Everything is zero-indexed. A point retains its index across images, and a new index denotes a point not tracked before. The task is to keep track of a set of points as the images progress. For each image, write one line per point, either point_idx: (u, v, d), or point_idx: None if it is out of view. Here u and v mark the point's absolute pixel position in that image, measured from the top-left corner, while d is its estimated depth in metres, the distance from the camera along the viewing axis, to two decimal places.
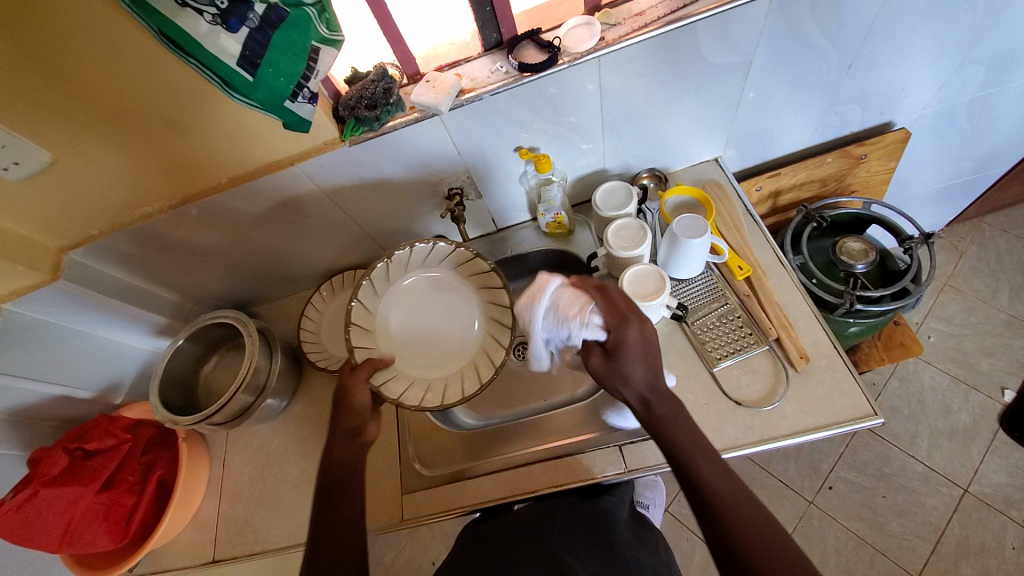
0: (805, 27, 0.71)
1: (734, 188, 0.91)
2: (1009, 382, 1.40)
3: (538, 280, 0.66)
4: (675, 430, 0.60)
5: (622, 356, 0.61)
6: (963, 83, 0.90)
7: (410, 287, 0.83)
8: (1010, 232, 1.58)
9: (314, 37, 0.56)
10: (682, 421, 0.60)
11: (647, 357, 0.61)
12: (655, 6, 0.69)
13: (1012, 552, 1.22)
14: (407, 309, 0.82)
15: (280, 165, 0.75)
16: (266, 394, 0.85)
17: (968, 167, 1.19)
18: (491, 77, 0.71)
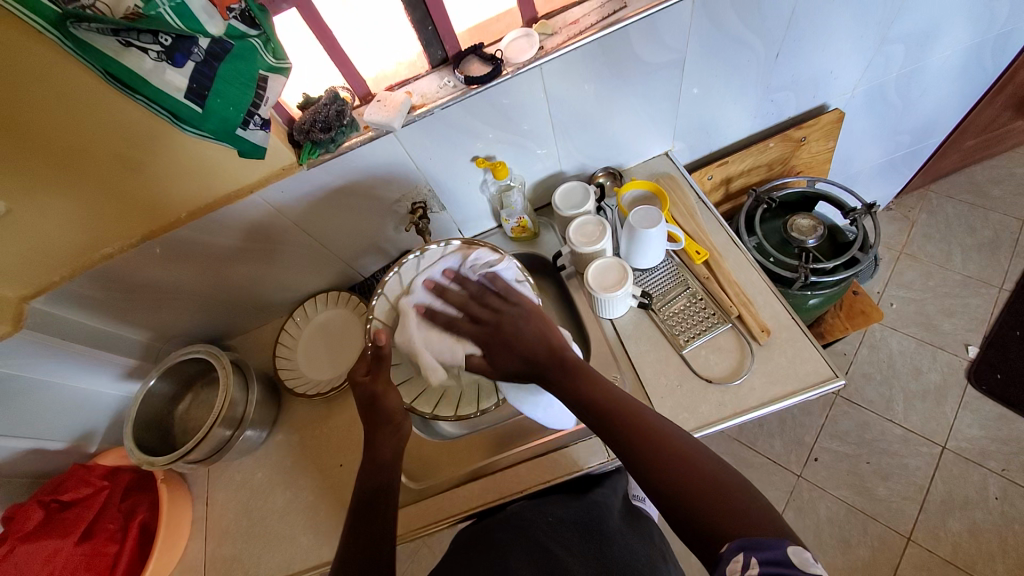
0: (730, 23, 0.76)
1: (685, 178, 0.95)
2: (970, 339, 1.47)
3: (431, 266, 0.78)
4: (587, 390, 0.63)
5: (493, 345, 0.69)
6: (886, 62, 0.96)
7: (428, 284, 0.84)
8: (956, 198, 1.67)
9: (261, 66, 0.58)
10: (591, 381, 0.64)
11: (531, 336, 0.68)
12: (587, 15, 0.73)
13: (995, 502, 1.26)
14: None
15: (240, 195, 0.76)
16: (245, 426, 0.85)
17: (906, 140, 1.26)
18: (440, 91, 0.74)
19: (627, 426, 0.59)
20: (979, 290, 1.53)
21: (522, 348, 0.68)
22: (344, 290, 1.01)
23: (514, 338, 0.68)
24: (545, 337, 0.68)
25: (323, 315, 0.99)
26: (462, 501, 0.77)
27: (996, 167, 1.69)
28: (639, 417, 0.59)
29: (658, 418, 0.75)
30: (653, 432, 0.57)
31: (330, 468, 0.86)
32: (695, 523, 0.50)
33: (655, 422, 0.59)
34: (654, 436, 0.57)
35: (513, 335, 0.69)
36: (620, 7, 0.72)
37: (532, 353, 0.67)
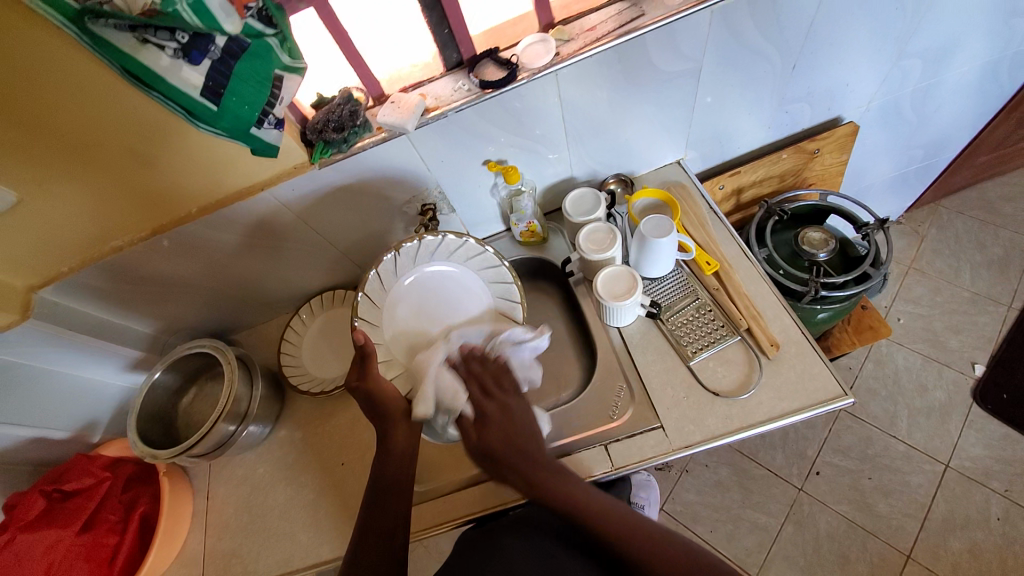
0: (747, 34, 0.75)
1: (697, 188, 0.94)
2: (978, 357, 1.45)
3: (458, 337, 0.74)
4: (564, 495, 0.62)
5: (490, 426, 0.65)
6: (903, 77, 0.95)
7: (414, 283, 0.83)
8: (967, 214, 1.66)
9: (277, 66, 0.58)
10: (567, 483, 0.63)
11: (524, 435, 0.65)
12: (605, 22, 0.73)
13: (998, 523, 1.25)
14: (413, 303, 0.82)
15: (251, 191, 0.76)
16: (248, 421, 0.85)
17: (919, 155, 1.25)
18: (454, 94, 0.73)
19: (620, 538, 0.60)
20: (987, 308, 1.51)
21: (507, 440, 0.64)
22: (351, 289, 1.01)
23: (514, 427, 0.65)
24: (519, 428, 0.65)
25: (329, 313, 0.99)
26: (463, 505, 0.76)
27: (1009, 184, 1.68)
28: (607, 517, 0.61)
29: (663, 429, 0.74)
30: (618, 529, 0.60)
31: (332, 466, 0.86)
32: None
33: (617, 512, 0.62)
34: (647, 545, 0.59)
35: (510, 423, 0.66)
36: (637, 15, 0.72)
37: (523, 450, 0.64)
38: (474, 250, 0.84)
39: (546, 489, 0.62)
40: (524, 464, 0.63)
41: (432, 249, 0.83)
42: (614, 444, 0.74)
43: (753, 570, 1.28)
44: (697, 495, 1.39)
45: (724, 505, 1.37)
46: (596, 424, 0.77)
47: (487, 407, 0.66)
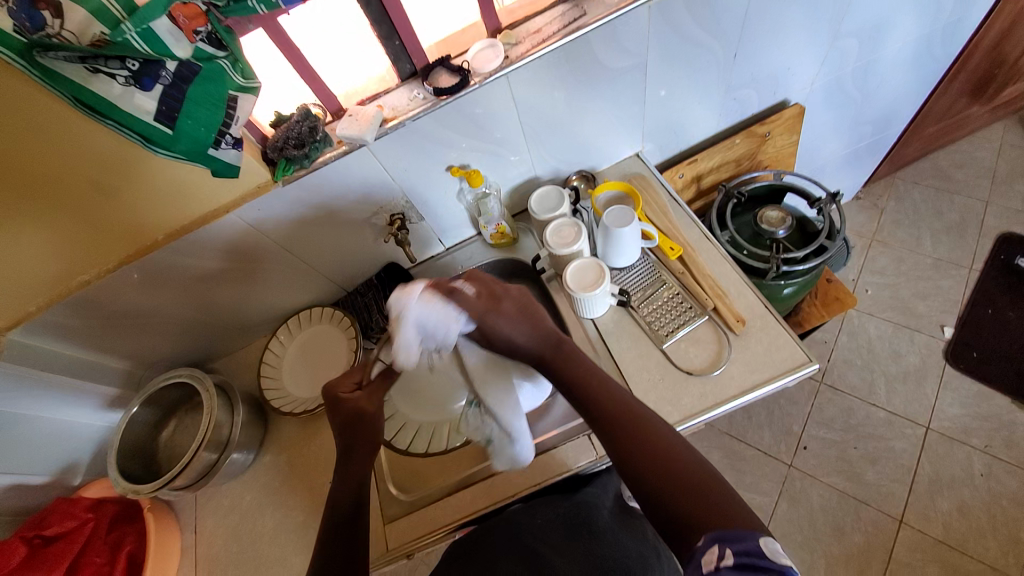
0: (686, 25, 0.79)
1: (656, 177, 0.98)
2: (946, 320, 1.51)
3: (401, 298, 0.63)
4: (591, 385, 0.66)
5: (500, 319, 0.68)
6: (840, 56, 1.00)
7: None
8: (921, 184, 1.73)
9: (231, 87, 0.60)
10: (586, 374, 0.67)
11: (528, 319, 0.69)
12: (549, 24, 0.75)
13: (981, 479, 1.29)
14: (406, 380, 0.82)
15: (215, 215, 0.76)
16: (231, 448, 0.84)
17: (868, 130, 1.31)
18: (410, 104, 0.75)
19: (619, 424, 0.61)
20: (949, 272, 1.57)
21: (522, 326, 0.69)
22: (327, 306, 1.01)
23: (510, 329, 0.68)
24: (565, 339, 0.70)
25: (307, 332, 0.99)
26: (454, 508, 0.77)
27: (958, 153, 1.76)
28: (633, 427, 0.60)
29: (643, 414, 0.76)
30: (652, 431, 0.60)
31: (321, 486, 0.86)
32: (651, 495, 0.55)
33: (656, 429, 0.60)
34: (629, 432, 0.60)
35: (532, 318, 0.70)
36: (580, 15, 0.75)
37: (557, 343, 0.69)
38: None
39: (574, 375, 0.67)
40: (555, 356, 0.69)
41: None
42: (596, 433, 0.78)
43: None
44: None
45: None
46: None
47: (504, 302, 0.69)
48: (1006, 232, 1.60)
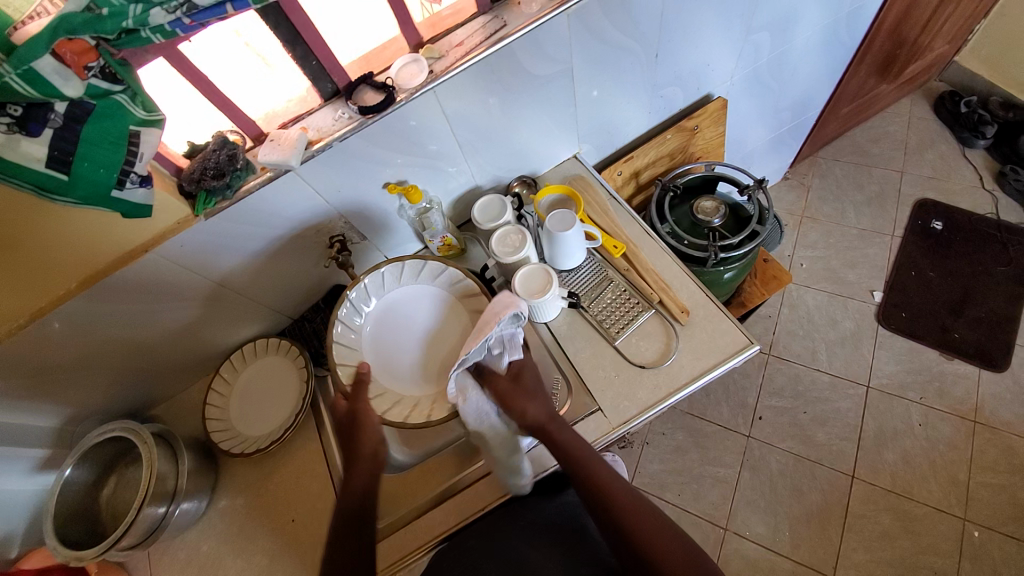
0: (606, 30, 0.80)
1: (595, 177, 1.00)
2: (874, 285, 1.63)
3: (511, 298, 0.71)
4: (576, 450, 0.69)
5: (521, 385, 0.73)
6: (755, 49, 1.06)
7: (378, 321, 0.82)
8: (841, 160, 1.86)
9: (131, 121, 0.56)
10: (574, 440, 0.70)
11: (538, 393, 0.73)
12: (471, 35, 0.74)
13: (919, 428, 1.41)
14: (383, 354, 0.80)
15: (133, 255, 0.70)
16: (179, 499, 0.79)
17: (788, 115, 1.39)
18: (336, 124, 0.72)
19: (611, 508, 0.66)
20: (873, 240, 1.70)
21: (536, 403, 0.72)
22: (272, 335, 0.96)
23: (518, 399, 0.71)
24: (561, 424, 0.71)
25: (253, 366, 0.94)
26: (427, 530, 0.74)
27: (873, 128, 1.90)
28: (624, 508, 0.66)
29: (601, 411, 0.78)
30: (634, 515, 0.65)
31: (283, 524, 0.82)
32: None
33: (638, 512, 0.65)
34: (631, 516, 0.65)
35: (530, 389, 0.73)
36: (501, 25, 0.74)
37: (547, 412, 0.72)
38: (422, 266, 0.83)
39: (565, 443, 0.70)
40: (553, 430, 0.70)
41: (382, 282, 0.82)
42: None
43: (723, 521, 1.36)
44: (659, 464, 1.46)
45: (686, 467, 1.44)
46: None
47: (521, 372, 0.74)
48: (921, 198, 1.74)
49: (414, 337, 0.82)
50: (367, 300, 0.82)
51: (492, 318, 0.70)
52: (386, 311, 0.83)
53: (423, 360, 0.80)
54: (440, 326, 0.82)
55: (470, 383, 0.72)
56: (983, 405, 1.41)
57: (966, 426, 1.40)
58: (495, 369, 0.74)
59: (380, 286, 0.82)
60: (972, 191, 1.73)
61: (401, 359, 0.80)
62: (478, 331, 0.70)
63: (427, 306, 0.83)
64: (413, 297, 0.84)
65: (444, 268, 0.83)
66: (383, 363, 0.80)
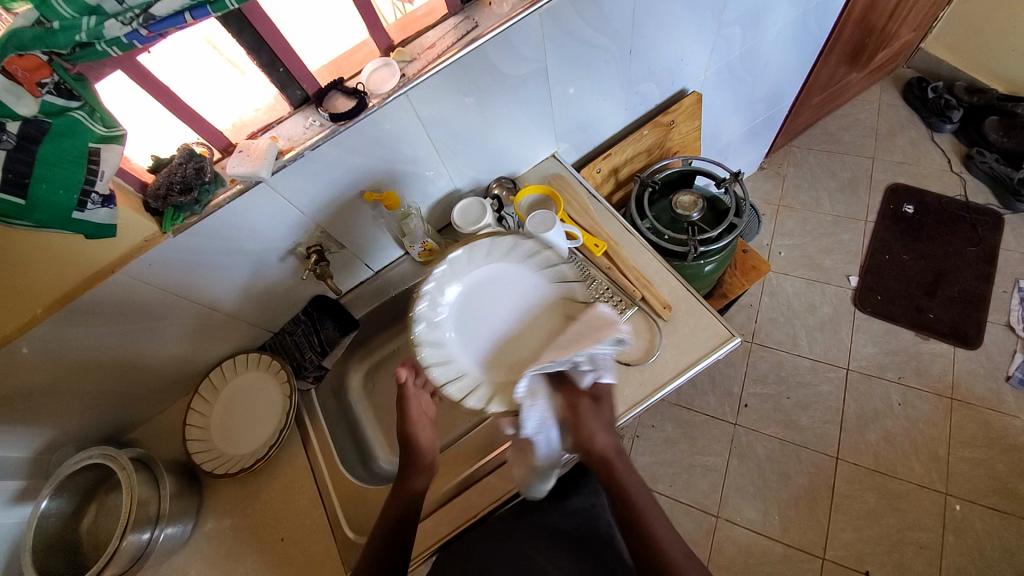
0: (578, 28, 0.80)
1: (574, 176, 1.00)
2: (850, 270, 1.67)
3: (620, 329, 0.64)
4: (632, 485, 0.68)
5: (599, 407, 0.69)
6: (727, 43, 1.06)
7: (465, 299, 0.78)
8: (814, 149, 1.90)
9: (91, 139, 0.53)
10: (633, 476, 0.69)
11: (608, 421, 0.69)
12: (443, 37, 0.73)
13: (898, 407, 1.45)
14: (468, 336, 0.76)
15: (100, 276, 0.68)
16: (163, 524, 0.77)
17: (762, 106, 1.41)
18: (307, 133, 0.70)
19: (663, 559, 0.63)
20: (848, 226, 1.74)
21: (607, 433, 0.68)
22: (253, 350, 0.94)
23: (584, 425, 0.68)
24: (624, 460, 0.69)
25: (234, 384, 0.91)
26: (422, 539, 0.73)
27: (844, 116, 1.94)
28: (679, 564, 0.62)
29: None
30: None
31: (273, 543, 0.80)
32: None
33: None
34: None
35: (604, 415, 0.69)
36: (473, 27, 0.73)
37: (613, 446, 0.69)
38: (510, 246, 0.78)
39: (622, 477, 0.68)
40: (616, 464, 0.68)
41: (465, 261, 0.78)
42: None
43: (714, 510, 1.38)
44: (650, 457, 1.47)
45: (677, 458, 1.46)
46: None
47: (598, 395, 0.69)
48: (892, 183, 1.79)
49: (506, 318, 0.76)
50: (450, 279, 0.78)
51: (598, 338, 0.63)
52: (473, 291, 0.78)
53: (515, 346, 0.75)
54: (532, 312, 0.76)
55: (543, 388, 0.66)
56: (958, 382, 1.46)
57: (944, 403, 1.44)
58: (575, 385, 0.68)
59: (467, 262, 0.78)
60: (941, 175, 1.78)
61: (489, 340, 0.75)
62: (578, 348, 0.63)
63: (517, 290, 0.77)
64: (504, 278, 0.78)
65: (533, 247, 0.78)
66: (472, 344, 0.75)
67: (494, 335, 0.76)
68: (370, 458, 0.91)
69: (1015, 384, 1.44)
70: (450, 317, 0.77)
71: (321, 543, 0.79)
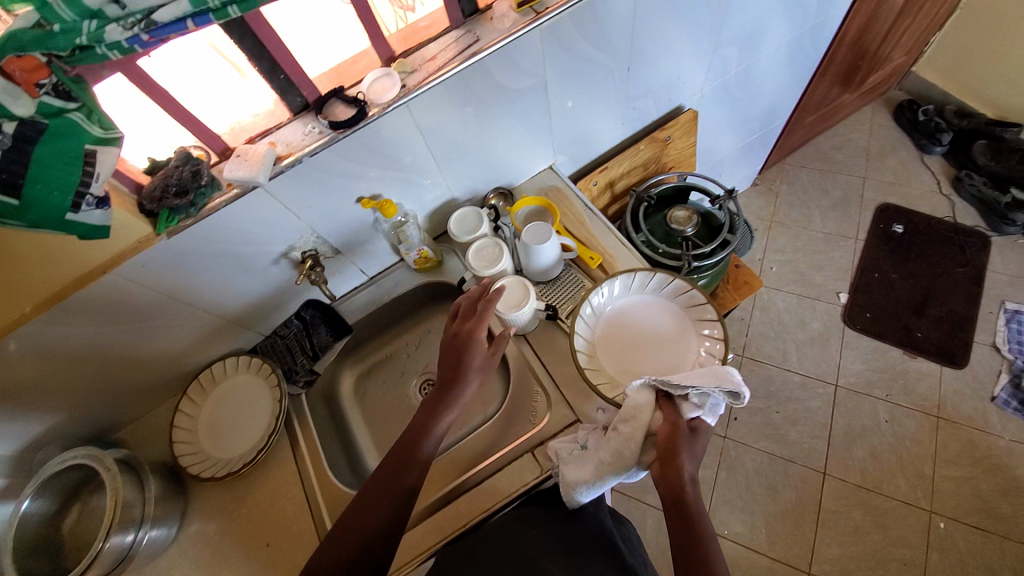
0: (578, 45, 0.81)
1: (571, 188, 1.01)
2: (840, 287, 1.69)
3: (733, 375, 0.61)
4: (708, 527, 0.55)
5: (693, 439, 0.60)
6: (724, 63, 1.09)
7: (620, 317, 0.85)
8: (807, 166, 1.93)
9: (86, 140, 0.54)
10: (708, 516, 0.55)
11: (696, 453, 0.59)
12: (444, 50, 0.74)
13: (885, 424, 1.47)
14: (635, 340, 0.83)
15: (92, 276, 0.68)
16: (147, 527, 0.76)
17: (757, 124, 1.43)
18: (306, 139, 0.71)
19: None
20: (839, 243, 1.77)
21: (693, 466, 0.58)
22: (243, 353, 0.93)
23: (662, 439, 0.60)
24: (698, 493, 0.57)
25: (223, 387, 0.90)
26: (411, 546, 0.73)
27: (837, 136, 1.97)
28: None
29: (579, 422, 0.78)
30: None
31: (257, 549, 0.79)
32: None
33: None
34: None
35: (691, 445, 0.60)
36: (473, 41, 0.74)
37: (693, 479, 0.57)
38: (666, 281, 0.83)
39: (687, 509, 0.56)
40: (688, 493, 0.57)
41: (643, 283, 0.85)
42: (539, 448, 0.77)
43: None
44: None
45: None
46: (522, 433, 0.80)
47: (690, 428, 0.61)
48: (882, 203, 1.82)
49: (636, 338, 0.83)
50: (624, 290, 0.86)
51: (715, 374, 0.62)
52: (645, 305, 0.86)
53: (635, 363, 0.81)
54: (665, 339, 0.82)
55: (648, 398, 0.64)
56: (944, 401, 1.48)
57: (930, 421, 1.46)
58: (682, 413, 0.62)
59: (641, 284, 0.85)
60: (930, 196, 1.81)
61: (614, 352, 0.83)
62: (694, 377, 0.63)
63: (662, 316, 0.84)
64: (651, 306, 0.85)
65: (672, 281, 0.83)
66: (607, 350, 0.83)
67: (619, 348, 0.83)
68: (359, 465, 0.91)
69: (999, 405, 1.45)
70: (592, 326, 0.84)
71: (306, 550, 0.78)
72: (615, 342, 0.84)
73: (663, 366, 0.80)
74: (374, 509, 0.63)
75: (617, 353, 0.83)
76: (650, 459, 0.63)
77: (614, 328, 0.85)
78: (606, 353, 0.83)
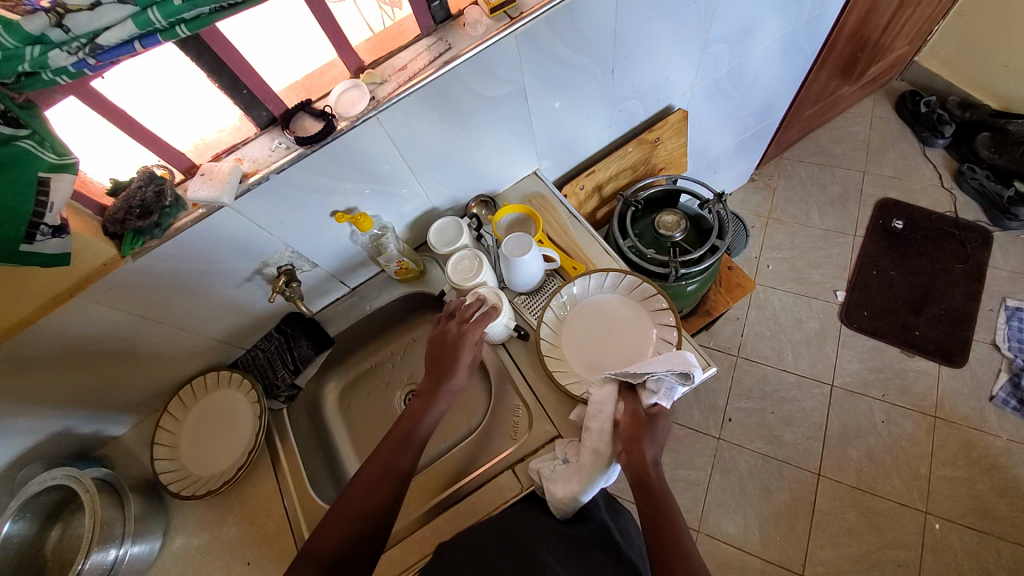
0: (557, 49, 0.78)
1: (555, 195, 0.98)
2: (837, 285, 1.66)
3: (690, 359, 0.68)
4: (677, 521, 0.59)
5: (655, 426, 0.65)
6: (714, 60, 1.05)
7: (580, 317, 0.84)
8: (806, 161, 1.88)
9: (40, 168, 0.52)
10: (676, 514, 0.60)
11: (660, 442, 0.65)
12: (415, 58, 0.71)
13: (881, 425, 1.45)
14: (599, 339, 0.82)
15: (61, 299, 0.66)
16: (129, 546, 0.76)
17: (751, 121, 1.40)
18: (272, 155, 0.68)
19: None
20: (837, 240, 1.73)
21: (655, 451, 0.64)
22: (223, 368, 0.92)
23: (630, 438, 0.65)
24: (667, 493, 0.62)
25: (203, 403, 0.90)
26: (394, 562, 0.72)
27: (837, 129, 1.93)
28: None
29: (560, 437, 0.76)
30: None
31: (238, 566, 0.79)
32: None
33: None
34: None
35: (657, 437, 0.65)
36: (446, 49, 0.71)
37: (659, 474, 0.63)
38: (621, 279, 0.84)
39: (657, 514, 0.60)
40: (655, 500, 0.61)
41: (602, 282, 0.85)
42: (521, 464, 0.76)
43: (695, 524, 1.38)
44: None
45: None
46: (503, 449, 0.78)
47: (653, 418, 0.66)
48: (882, 198, 1.78)
49: (598, 337, 0.82)
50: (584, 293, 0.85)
51: (669, 360, 0.68)
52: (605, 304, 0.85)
53: (601, 360, 0.80)
54: (627, 334, 0.81)
55: (611, 390, 0.70)
56: (942, 401, 1.46)
57: (927, 421, 1.44)
58: (642, 403, 0.67)
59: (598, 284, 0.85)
60: (932, 190, 1.77)
61: (580, 353, 0.81)
62: (651, 365, 0.69)
63: (621, 311, 0.83)
64: (609, 304, 0.85)
65: (625, 275, 0.84)
66: (573, 352, 0.82)
67: (585, 348, 0.82)
68: (342, 478, 0.90)
69: (998, 404, 1.43)
70: (557, 331, 0.83)
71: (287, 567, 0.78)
72: (578, 336, 0.83)
73: (627, 357, 0.79)
74: (362, 518, 0.63)
75: (586, 351, 0.81)
76: (619, 450, 0.67)
77: (575, 323, 0.84)
78: (572, 350, 0.82)
